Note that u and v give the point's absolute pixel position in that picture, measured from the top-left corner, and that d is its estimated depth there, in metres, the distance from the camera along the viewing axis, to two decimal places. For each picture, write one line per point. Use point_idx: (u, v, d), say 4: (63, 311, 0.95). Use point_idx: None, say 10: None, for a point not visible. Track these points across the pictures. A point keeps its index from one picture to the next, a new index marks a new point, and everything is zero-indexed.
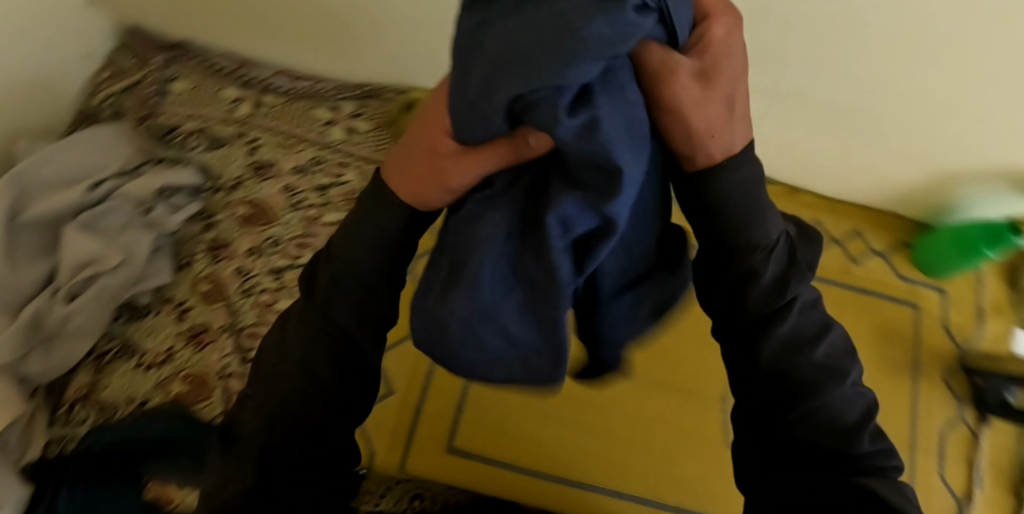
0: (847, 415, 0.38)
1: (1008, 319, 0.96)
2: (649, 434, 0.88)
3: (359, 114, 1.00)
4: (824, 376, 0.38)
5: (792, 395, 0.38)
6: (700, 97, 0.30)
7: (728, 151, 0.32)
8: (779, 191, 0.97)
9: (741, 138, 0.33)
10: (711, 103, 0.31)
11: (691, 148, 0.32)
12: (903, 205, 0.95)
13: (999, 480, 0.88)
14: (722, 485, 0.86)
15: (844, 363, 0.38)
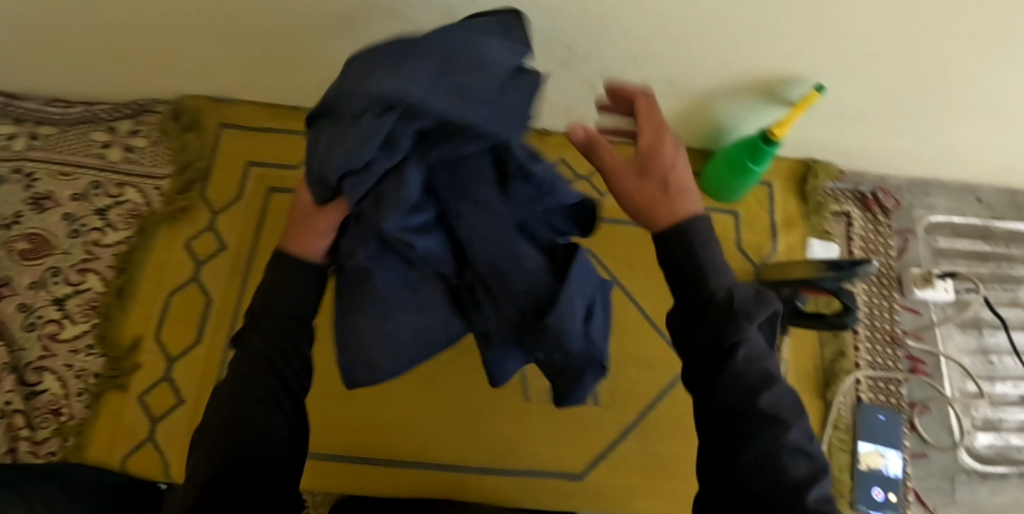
0: (789, 469, 0.40)
1: (801, 231, 0.99)
2: (448, 394, 0.85)
3: (136, 132, 0.97)
4: (766, 404, 0.42)
5: (750, 434, 0.41)
6: (664, 177, 0.50)
7: (672, 221, 0.49)
8: (559, 142, 0.98)
9: (693, 201, 0.49)
10: (654, 176, 0.50)
11: (659, 207, 0.49)
12: (681, 136, 0.97)
13: (806, 386, 0.89)
14: (525, 437, 0.84)
15: (787, 409, 0.42)
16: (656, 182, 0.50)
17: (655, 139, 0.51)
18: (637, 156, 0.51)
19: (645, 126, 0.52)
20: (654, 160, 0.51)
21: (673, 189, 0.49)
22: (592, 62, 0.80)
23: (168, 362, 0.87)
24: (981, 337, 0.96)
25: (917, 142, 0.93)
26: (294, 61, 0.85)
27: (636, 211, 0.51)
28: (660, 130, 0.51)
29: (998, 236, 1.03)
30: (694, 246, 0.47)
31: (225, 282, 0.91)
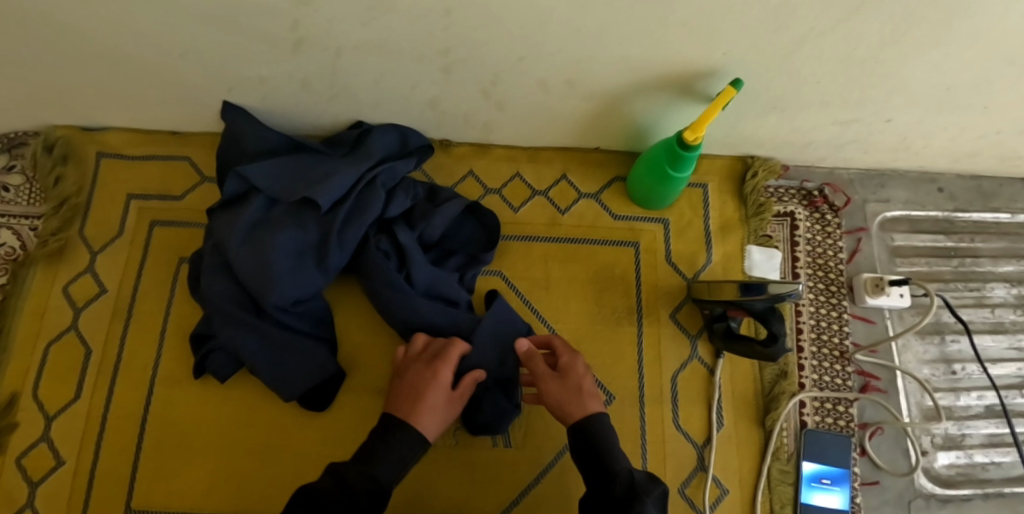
0: None
1: (739, 237, 0.88)
2: (345, 442, 0.78)
3: (12, 168, 0.88)
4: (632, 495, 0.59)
5: None
6: (574, 389, 0.69)
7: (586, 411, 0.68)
8: (466, 152, 0.89)
9: (593, 401, 0.68)
10: (561, 383, 0.70)
11: (574, 409, 0.68)
12: (600, 138, 0.87)
13: (743, 413, 0.81)
14: (428, 487, 0.76)
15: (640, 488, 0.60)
16: (553, 386, 0.69)
17: (566, 360, 0.72)
18: (549, 370, 0.71)
19: (566, 362, 0.72)
20: (571, 365, 0.71)
21: (578, 398, 0.68)
22: (479, 69, 0.71)
23: (44, 424, 0.79)
24: (943, 344, 0.88)
25: (864, 134, 0.84)
26: (155, 84, 0.77)
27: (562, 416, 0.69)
28: (566, 360, 0.72)
29: (960, 229, 0.94)
30: (599, 432, 0.65)
31: (107, 333, 0.82)
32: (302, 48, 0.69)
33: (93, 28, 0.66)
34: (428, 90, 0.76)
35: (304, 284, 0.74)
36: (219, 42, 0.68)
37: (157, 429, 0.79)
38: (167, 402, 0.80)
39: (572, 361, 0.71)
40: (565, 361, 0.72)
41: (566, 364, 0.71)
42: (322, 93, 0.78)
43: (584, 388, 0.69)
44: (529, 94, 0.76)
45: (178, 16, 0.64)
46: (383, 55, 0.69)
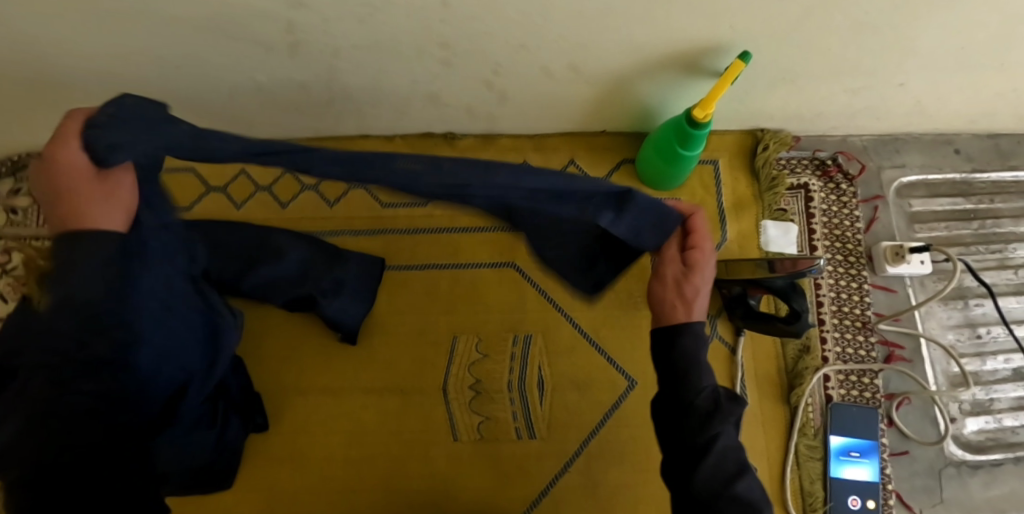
0: (727, 467, 0.49)
1: (753, 213, 0.87)
2: (371, 443, 0.78)
3: (19, 190, 0.88)
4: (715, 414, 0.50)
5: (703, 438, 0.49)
6: (688, 291, 0.53)
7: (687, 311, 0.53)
8: (471, 145, 0.88)
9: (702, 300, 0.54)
10: (695, 265, 0.53)
11: (675, 308, 0.53)
12: (607, 121, 0.85)
13: (767, 390, 0.80)
14: (454, 481, 0.77)
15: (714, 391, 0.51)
16: (671, 263, 0.55)
17: (693, 235, 0.54)
18: (675, 259, 0.54)
19: (693, 228, 0.54)
20: (702, 264, 0.53)
21: (693, 294, 0.53)
22: (478, 61, 0.70)
23: None
24: (966, 309, 0.86)
25: (877, 100, 0.82)
26: (155, 98, 0.76)
27: (665, 301, 0.54)
28: (695, 231, 0.54)
29: (979, 191, 0.92)
30: (683, 354, 0.52)
31: None
32: (295, 51, 0.67)
33: (87, 47, 0.65)
34: (428, 83, 0.74)
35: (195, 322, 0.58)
36: (214, 51, 0.67)
37: None
38: None
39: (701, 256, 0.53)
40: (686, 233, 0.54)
41: (691, 245, 0.54)
42: (322, 96, 0.77)
43: (702, 289, 0.53)
44: (530, 83, 0.75)
45: (169, 28, 0.63)
46: (380, 54, 0.68)
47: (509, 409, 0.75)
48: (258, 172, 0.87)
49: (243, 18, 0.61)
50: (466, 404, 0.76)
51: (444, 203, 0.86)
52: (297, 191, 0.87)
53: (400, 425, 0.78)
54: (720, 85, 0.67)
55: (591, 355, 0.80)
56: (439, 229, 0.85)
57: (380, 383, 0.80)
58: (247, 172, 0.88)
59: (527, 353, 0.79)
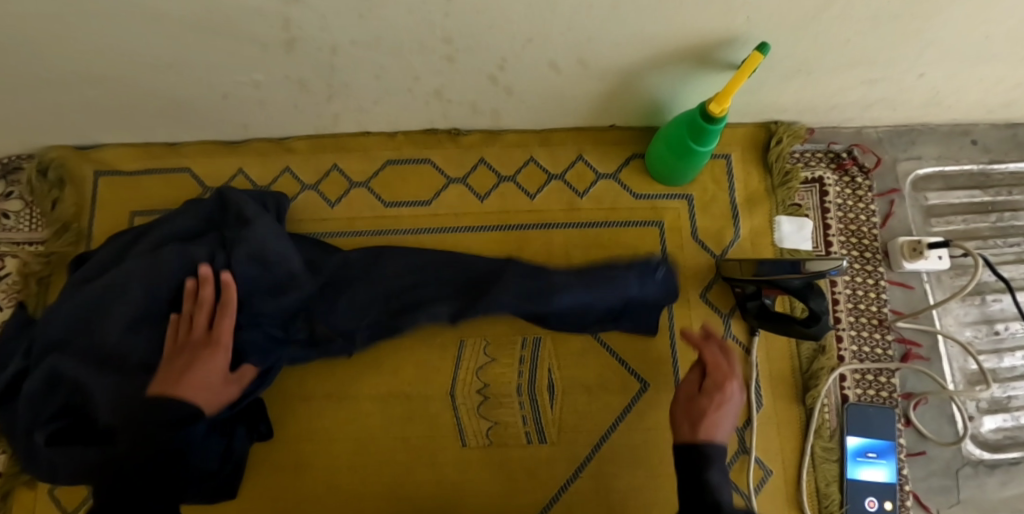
0: None
1: (767, 209, 0.84)
2: (378, 450, 0.76)
3: (9, 194, 0.85)
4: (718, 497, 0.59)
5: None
6: (708, 405, 0.64)
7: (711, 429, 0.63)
8: (474, 141, 0.85)
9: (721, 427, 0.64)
10: (716, 378, 0.66)
11: (687, 429, 0.64)
12: (615, 115, 0.82)
13: (781, 391, 0.78)
14: (463, 489, 0.75)
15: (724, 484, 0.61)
16: (704, 404, 0.65)
17: (720, 383, 0.66)
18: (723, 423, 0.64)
19: (721, 386, 0.65)
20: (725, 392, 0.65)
21: (706, 419, 0.64)
22: (483, 56, 0.67)
23: None
24: (983, 305, 0.85)
25: (895, 91, 0.79)
26: (147, 97, 0.73)
27: (677, 422, 0.65)
28: (723, 373, 0.66)
29: (996, 182, 0.90)
30: (707, 468, 0.61)
31: None
32: (290, 48, 0.64)
33: (72, 45, 0.62)
34: (429, 79, 0.71)
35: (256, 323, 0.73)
36: (205, 48, 0.64)
37: None
38: None
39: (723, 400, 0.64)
40: (713, 365, 0.67)
41: (712, 367, 0.67)
42: (320, 93, 0.74)
43: (716, 409, 0.64)
44: (537, 77, 0.72)
45: (158, 25, 0.59)
46: (381, 49, 0.65)
47: (518, 413, 0.76)
48: (255, 171, 0.84)
49: (233, 14, 0.58)
50: (474, 409, 0.76)
51: (449, 201, 0.84)
52: (296, 191, 0.84)
53: (407, 432, 0.77)
54: (738, 79, 0.64)
55: (601, 357, 0.78)
56: (444, 228, 0.83)
57: (386, 389, 0.78)
58: (245, 171, 0.85)
59: (535, 357, 0.78)
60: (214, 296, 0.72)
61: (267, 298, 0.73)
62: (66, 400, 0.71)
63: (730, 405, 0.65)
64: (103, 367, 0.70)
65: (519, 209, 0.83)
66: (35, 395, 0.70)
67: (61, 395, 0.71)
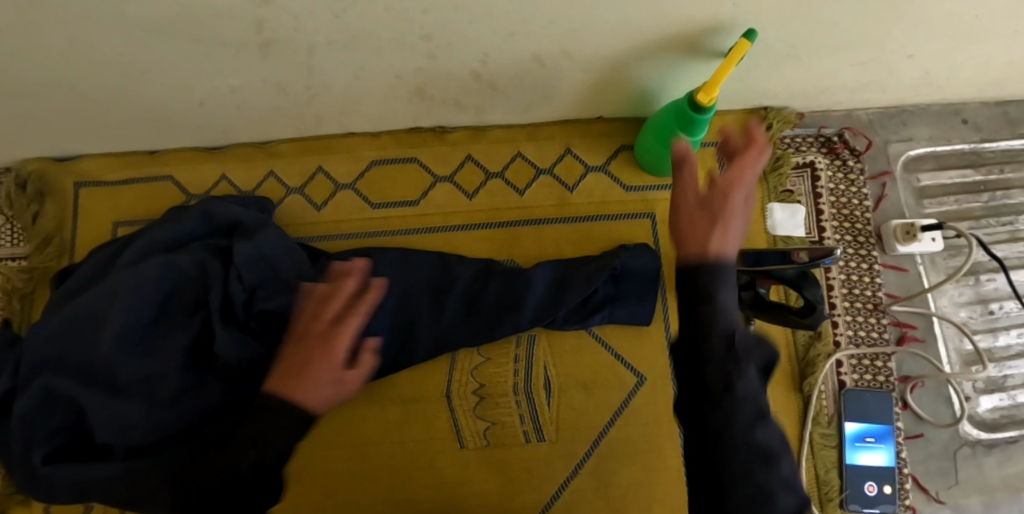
0: None
1: (758, 196, 0.83)
2: (375, 455, 0.76)
3: None
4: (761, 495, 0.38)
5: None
6: (721, 211, 0.45)
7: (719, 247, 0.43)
8: (461, 137, 0.83)
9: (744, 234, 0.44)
10: (722, 218, 0.44)
11: (703, 226, 0.44)
12: (603, 106, 0.81)
13: (779, 380, 0.78)
14: (463, 491, 0.75)
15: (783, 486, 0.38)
16: (705, 215, 0.45)
17: (724, 194, 0.46)
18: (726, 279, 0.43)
19: (738, 163, 0.47)
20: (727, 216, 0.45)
21: (727, 209, 0.45)
22: (465, 51, 0.66)
23: None
24: (978, 285, 0.84)
25: (885, 72, 0.78)
26: (122, 106, 0.71)
27: (687, 219, 0.45)
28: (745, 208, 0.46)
29: (988, 161, 0.89)
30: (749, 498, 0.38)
31: None
32: (268, 49, 0.62)
33: (42, 54, 0.60)
34: (412, 76, 0.70)
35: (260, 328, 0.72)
36: (180, 53, 0.62)
37: None
38: None
39: (737, 202, 0.45)
40: (713, 205, 0.45)
41: (710, 203, 0.45)
42: (301, 95, 0.72)
43: (729, 224, 0.44)
44: (522, 71, 0.70)
45: (129, 31, 0.58)
46: (359, 48, 0.63)
47: (514, 412, 0.75)
48: (239, 177, 0.83)
49: (206, 18, 0.56)
50: (470, 410, 0.75)
51: (438, 200, 0.82)
52: (282, 196, 0.83)
53: (403, 436, 0.76)
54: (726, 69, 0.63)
55: (597, 353, 0.78)
56: (434, 228, 0.82)
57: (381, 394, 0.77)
58: (228, 177, 0.83)
59: (530, 356, 0.77)
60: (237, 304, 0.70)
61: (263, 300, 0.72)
62: (65, 415, 0.70)
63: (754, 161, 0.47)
64: (91, 384, 0.69)
65: (509, 205, 0.82)
66: (30, 412, 0.69)
67: (59, 410, 0.70)
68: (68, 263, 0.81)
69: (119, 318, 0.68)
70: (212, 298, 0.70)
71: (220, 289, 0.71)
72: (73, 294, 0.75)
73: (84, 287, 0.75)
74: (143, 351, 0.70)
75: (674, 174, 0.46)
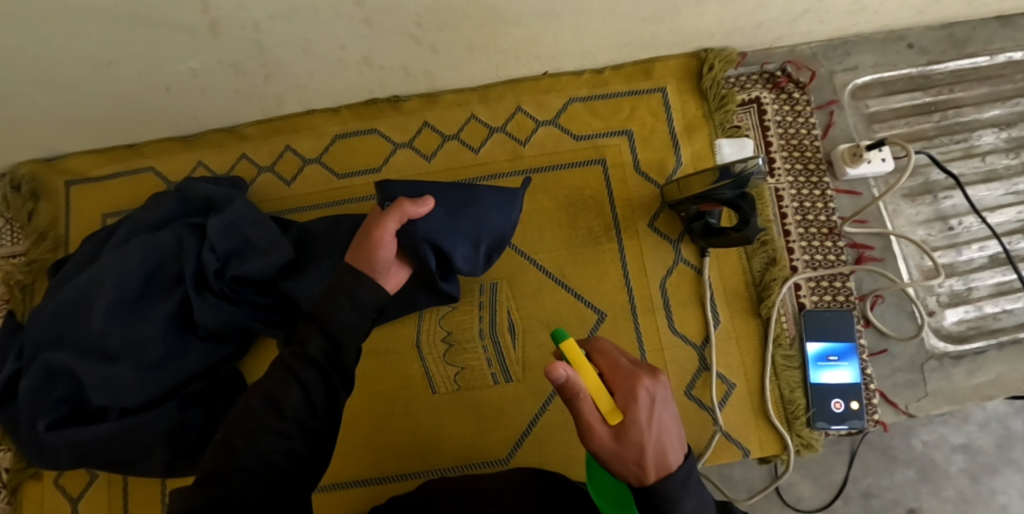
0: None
1: (705, 135, 0.86)
2: (352, 407, 0.79)
3: None
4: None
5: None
6: (642, 440, 0.45)
7: (664, 458, 0.46)
8: (416, 105, 0.88)
9: (672, 461, 0.46)
10: (649, 462, 0.45)
11: (631, 477, 0.46)
12: (546, 61, 0.84)
13: (737, 306, 0.80)
14: (439, 434, 0.78)
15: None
16: (636, 453, 0.46)
17: (633, 395, 0.48)
18: (645, 415, 0.47)
19: (632, 385, 0.48)
20: (654, 411, 0.47)
21: (650, 462, 0.45)
22: (396, 15, 0.69)
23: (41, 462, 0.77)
24: (935, 203, 0.85)
25: (816, 1, 0.77)
26: (96, 100, 0.77)
27: (610, 467, 0.47)
28: (663, 442, 0.46)
29: (937, 82, 0.90)
30: (676, 499, 0.45)
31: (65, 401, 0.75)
32: (213, 29, 0.67)
33: (14, 52, 0.66)
34: (352, 44, 0.74)
35: (235, 292, 0.77)
36: (135, 40, 0.67)
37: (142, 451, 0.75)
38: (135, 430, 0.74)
39: (652, 429, 0.46)
40: (618, 381, 0.50)
41: (630, 443, 0.45)
42: (256, 74, 0.77)
43: (653, 434, 0.46)
44: (459, 32, 0.74)
45: (86, 21, 0.63)
46: (301, 22, 0.68)
47: (482, 356, 0.79)
48: (213, 161, 0.89)
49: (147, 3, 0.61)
50: (440, 357, 0.79)
51: (398, 167, 0.87)
52: (255, 174, 0.88)
53: (380, 385, 0.80)
54: (594, 380, 0.48)
55: (558, 294, 0.81)
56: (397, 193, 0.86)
57: (379, 389, 0.79)
58: (204, 163, 0.89)
59: (494, 302, 0.80)
60: (215, 264, 0.75)
61: (240, 263, 0.77)
62: (64, 389, 0.75)
63: (663, 398, 0.49)
64: (89, 357, 0.74)
65: (466, 164, 0.87)
66: (34, 388, 0.74)
67: (60, 384, 0.75)
68: (62, 255, 0.87)
69: (108, 292, 0.74)
70: (188, 268, 0.75)
71: (196, 260, 0.76)
72: (67, 280, 0.80)
73: (74, 273, 0.81)
74: (129, 323, 0.75)
75: (581, 412, 0.47)
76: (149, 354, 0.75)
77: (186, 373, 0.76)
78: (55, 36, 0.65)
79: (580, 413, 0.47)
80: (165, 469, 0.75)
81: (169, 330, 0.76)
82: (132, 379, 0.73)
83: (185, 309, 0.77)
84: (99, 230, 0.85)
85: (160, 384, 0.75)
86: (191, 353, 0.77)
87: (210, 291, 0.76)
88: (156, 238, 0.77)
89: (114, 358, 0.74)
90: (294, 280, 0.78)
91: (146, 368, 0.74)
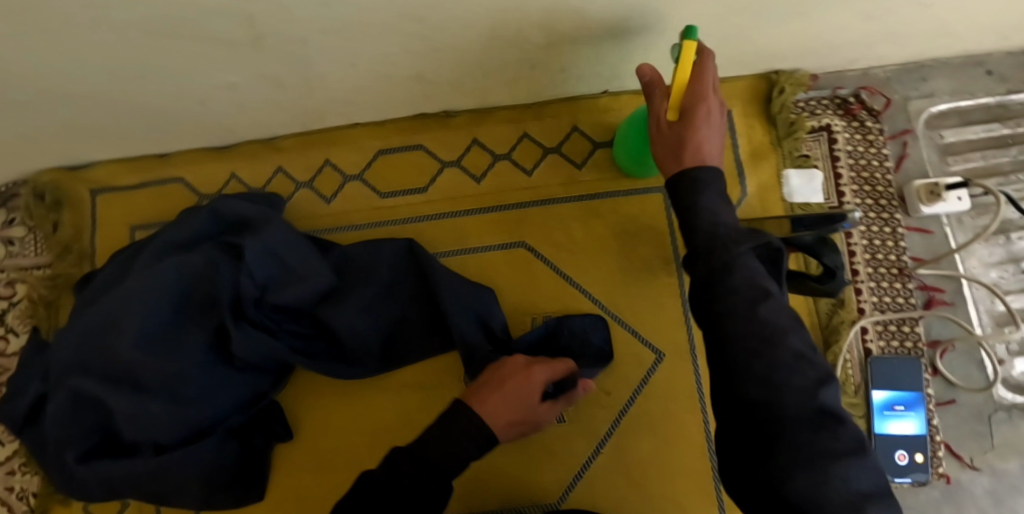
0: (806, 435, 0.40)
1: (773, 163, 0.81)
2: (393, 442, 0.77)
3: (11, 220, 0.85)
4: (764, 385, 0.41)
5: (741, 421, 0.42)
6: (685, 134, 0.55)
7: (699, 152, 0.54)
8: (464, 121, 0.83)
9: (705, 156, 0.54)
10: (687, 146, 0.55)
11: (670, 161, 0.57)
12: (606, 81, 0.78)
13: None
14: (486, 473, 0.75)
15: None
16: (678, 139, 0.56)
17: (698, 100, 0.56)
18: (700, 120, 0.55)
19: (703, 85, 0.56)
20: (710, 127, 0.55)
21: (686, 145, 0.55)
22: (452, 32, 0.63)
23: (69, 493, 0.74)
24: (1009, 244, 0.81)
25: (900, 27, 0.72)
26: (125, 111, 0.72)
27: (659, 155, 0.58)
28: (703, 138, 0.55)
29: (1017, 113, 0.84)
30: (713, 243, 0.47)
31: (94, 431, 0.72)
32: (253, 44, 0.61)
33: (36, 63, 0.60)
34: (401, 60, 0.68)
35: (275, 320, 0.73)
36: (168, 54, 0.61)
37: (173, 487, 0.71)
38: (166, 468, 0.70)
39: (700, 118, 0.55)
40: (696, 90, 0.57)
41: (677, 127, 0.56)
42: (297, 87, 0.71)
43: (696, 126, 0.55)
44: (519, 50, 0.68)
45: (116, 35, 0.57)
46: (350, 38, 0.62)
47: None
48: (247, 174, 0.84)
49: (184, 18, 0.55)
50: None
51: (444, 186, 0.82)
52: (292, 189, 0.84)
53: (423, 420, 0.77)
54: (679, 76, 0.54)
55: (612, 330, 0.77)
56: (442, 215, 0.82)
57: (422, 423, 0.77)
58: (237, 175, 0.84)
59: None
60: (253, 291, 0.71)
61: (279, 291, 0.72)
62: (93, 418, 0.71)
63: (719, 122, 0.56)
64: (117, 386, 0.70)
65: (516, 187, 0.82)
66: (61, 417, 0.70)
67: (89, 412, 0.71)
68: (88, 270, 0.83)
69: (138, 319, 0.69)
70: (223, 294, 0.70)
71: (233, 286, 0.71)
72: (92, 300, 0.75)
73: (99, 294, 0.76)
74: (164, 352, 0.70)
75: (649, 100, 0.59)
76: (182, 385, 0.70)
77: (222, 405, 0.73)
78: (80, 48, 0.59)
79: (652, 107, 0.59)
80: (201, 502, 0.72)
81: (204, 359, 0.72)
82: (165, 413, 0.69)
83: (221, 338, 0.73)
84: (127, 246, 0.80)
85: (195, 418, 0.71)
86: (227, 387, 0.73)
87: (247, 320, 0.71)
88: (188, 259, 0.72)
89: (144, 388, 0.70)
90: (337, 311, 0.73)
91: (180, 401, 0.70)
